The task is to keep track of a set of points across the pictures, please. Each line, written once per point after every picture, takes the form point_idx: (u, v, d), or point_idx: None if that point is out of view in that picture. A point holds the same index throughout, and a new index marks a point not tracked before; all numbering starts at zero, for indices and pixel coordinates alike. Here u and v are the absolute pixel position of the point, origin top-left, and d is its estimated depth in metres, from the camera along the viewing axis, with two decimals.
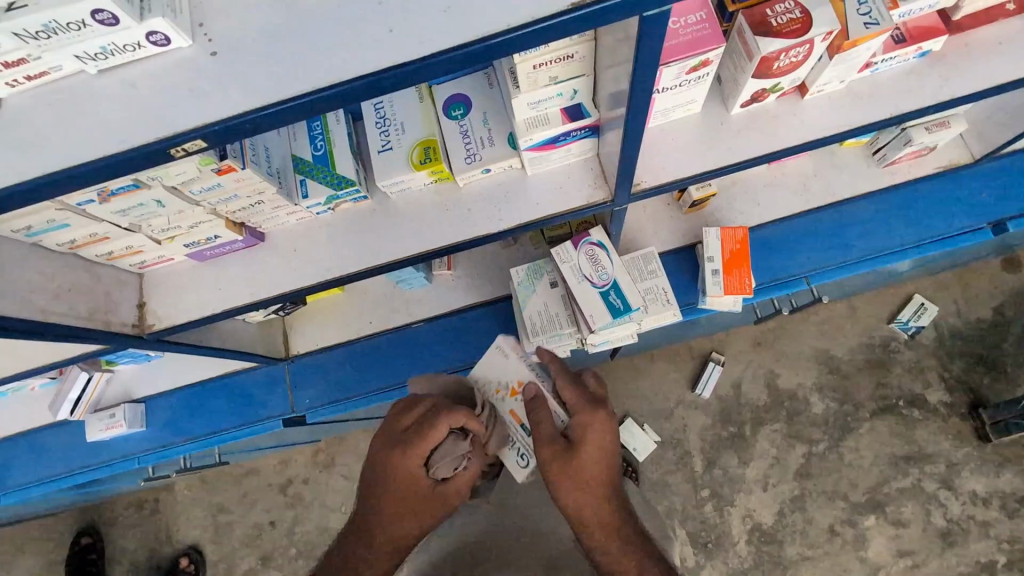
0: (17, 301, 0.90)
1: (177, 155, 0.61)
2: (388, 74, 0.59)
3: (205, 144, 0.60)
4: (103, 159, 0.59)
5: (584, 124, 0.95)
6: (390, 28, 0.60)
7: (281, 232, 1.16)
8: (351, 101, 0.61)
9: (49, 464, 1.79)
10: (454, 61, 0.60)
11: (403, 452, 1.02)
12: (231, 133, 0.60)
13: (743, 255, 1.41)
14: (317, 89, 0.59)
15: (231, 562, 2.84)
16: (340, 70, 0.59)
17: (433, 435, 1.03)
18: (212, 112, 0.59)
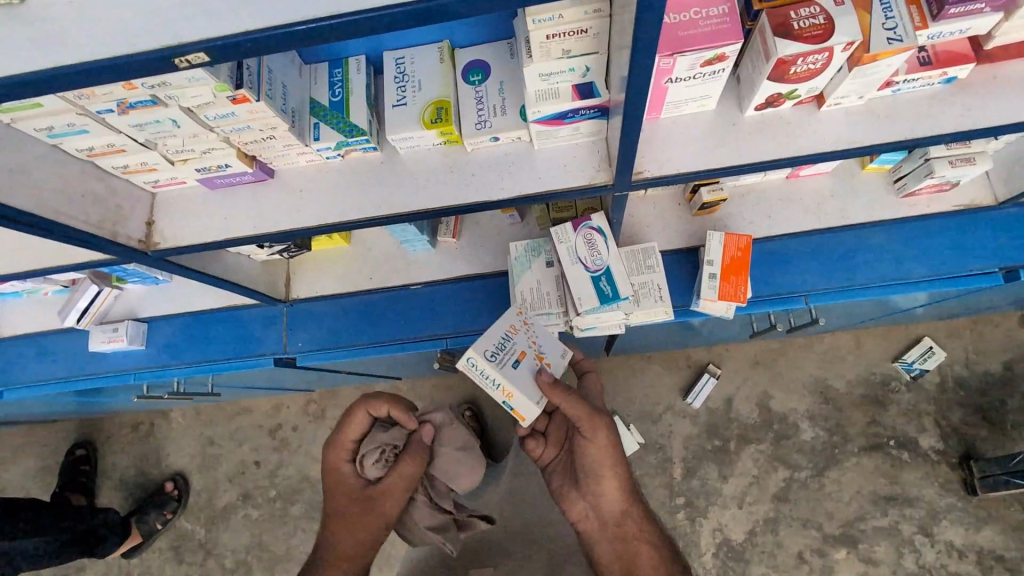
0: (32, 198, 0.95)
1: (181, 65, 0.65)
2: (390, 12, 0.61)
3: (208, 59, 0.63)
4: (111, 60, 0.63)
5: (592, 103, 0.95)
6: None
7: (291, 173, 1.20)
8: (355, 35, 0.63)
9: (53, 369, 1.88)
10: (457, 9, 0.61)
11: (334, 446, 1.20)
12: (234, 50, 0.63)
13: (743, 264, 1.41)
14: (321, 17, 0.61)
15: (212, 493, 2.94)
16: (343, 3, 0.61)
17: (357, 421, 1.18)
18: (213, 28, 0.62)
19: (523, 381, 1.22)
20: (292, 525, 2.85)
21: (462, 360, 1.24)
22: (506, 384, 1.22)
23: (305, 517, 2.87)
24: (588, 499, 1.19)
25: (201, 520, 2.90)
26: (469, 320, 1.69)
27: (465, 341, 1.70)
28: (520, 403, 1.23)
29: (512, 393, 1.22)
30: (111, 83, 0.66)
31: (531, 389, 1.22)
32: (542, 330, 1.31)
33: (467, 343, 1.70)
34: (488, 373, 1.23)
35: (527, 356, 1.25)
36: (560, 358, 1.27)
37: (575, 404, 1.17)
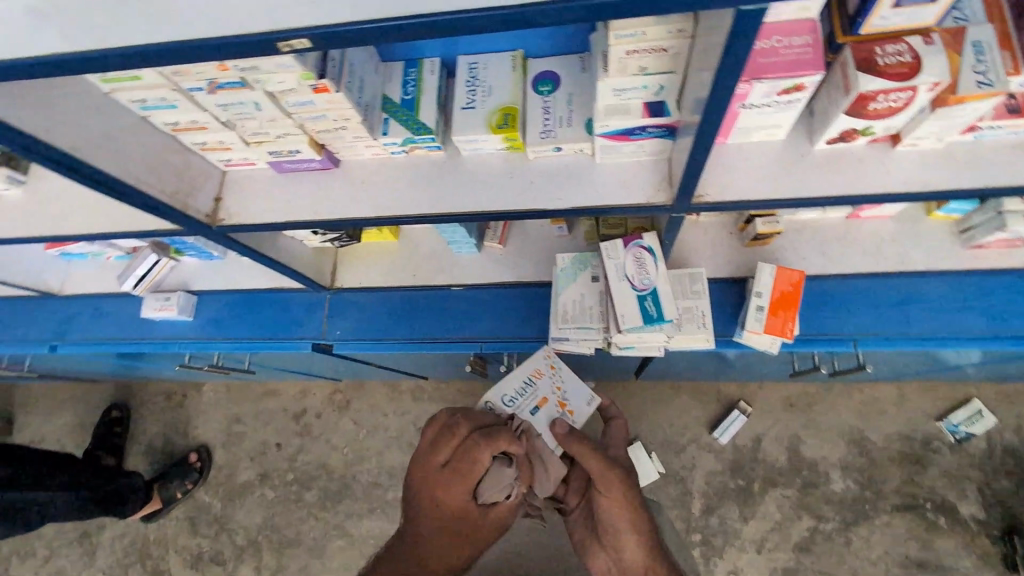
0: (117, 164, 1.01)
1: (282, 49, 0.68)
2: (485, 14, 0.62)
3: (309, 45, 0.66)
4: (217, 40, 0.67)
5: (662, 122, 0.95)
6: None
7: (355, 163, 1.23)
8: (447, 33, 0.65)
9: (105, 330, 1.96)
10: (551, 17, 0.62)
11: (453, 487, 1.08)
12: (333, 39, 0.66)
13: (793, 299, 1.37)
14: (419, 13, 0.63)
15: (232, 469, 3.00)
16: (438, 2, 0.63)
17: (484, 465, 1.11)
18: (315, 16, 0.64)
19: (537, 427, 1.39)
20: (305, 511, 2.89)
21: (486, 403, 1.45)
22: (520, 430, 1.39)
23: (318, 504, 2.90)
24: (609, 552, 1.20)
25: (219, 494, 2.97)
26: (506, 327, 1.70)
27: (499, 347, 1.71)
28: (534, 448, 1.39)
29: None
30: (215, 60, 0.70)
31: (542, 436, 1.38)
32: (568, 378, 1.44)
33: (502, 350, 1.71)
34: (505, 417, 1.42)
35: (546, 404, 1.41)
36: (580, 406, 1.40)
37: (588, 458, 1.22)
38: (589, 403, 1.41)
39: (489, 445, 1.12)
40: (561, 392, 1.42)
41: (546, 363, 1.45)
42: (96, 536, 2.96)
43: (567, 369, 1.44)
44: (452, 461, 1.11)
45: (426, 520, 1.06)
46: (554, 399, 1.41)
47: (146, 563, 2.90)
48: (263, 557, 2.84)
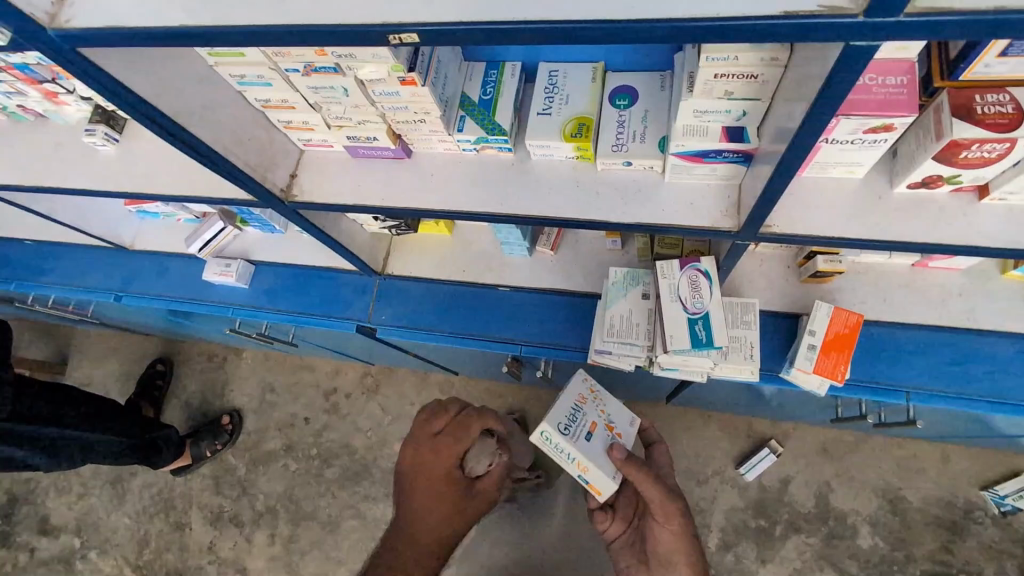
0: (211, 133, 1.08)
1: (391, 41, 0.70)
2: (591, 25, 0.63)
3: (418, 40, 0.68)
4: (329, 27, 0.69)
5: (739, 148, 0.95)
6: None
7: (426, 156, 1.27)
8: (550, 42, 0.66)
9: (165, 287, 2.06)
10: (656, 34, 0.62)
11: (440, 449, 1.18)
12: (439, 38, 0.68)
13: (848, 342, 1.33)
14: (526, 20, 0.64)
15: (260, 436, 3.11)
16: (543, 10, 0.64)
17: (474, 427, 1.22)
18: (427, 14, 0.67)
19: (596, 453, 1.39)
20: (324, 487, 2.96)
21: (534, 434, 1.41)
22: (578, 458, 1.38)
23: (337, 482, 2.97)
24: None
25: (245, 459, 3.07)
26: (547, 333, 1.71)
27: (538, 352, 1.72)
28: (594, 477, 1.38)
29: (585, 467, 1.38)
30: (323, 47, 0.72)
31: (602, 461, 1.38)
32: (607, 402, 1.50)
33: (540, 355, 1.72)
34: (560, 447, 1.39)
35: (597, 428, 1.43)
36: (627, 426, 1.46)
37: (656, 491, 1.29)
38: (629, 422, 1.48)
39: (479, 414, 1.22)
40: (605, 415, 1.47)
41: (586, 390, 1.50)
42: (128, 482, 3.10)
43: (607, 393, 1.51)
44: (440, 428, 1.21)
45: (415, 481, 1.14)
46: (603, 422, 1.44)
47: (169, 515, 3.02)
48: (279, 525, 2.93)
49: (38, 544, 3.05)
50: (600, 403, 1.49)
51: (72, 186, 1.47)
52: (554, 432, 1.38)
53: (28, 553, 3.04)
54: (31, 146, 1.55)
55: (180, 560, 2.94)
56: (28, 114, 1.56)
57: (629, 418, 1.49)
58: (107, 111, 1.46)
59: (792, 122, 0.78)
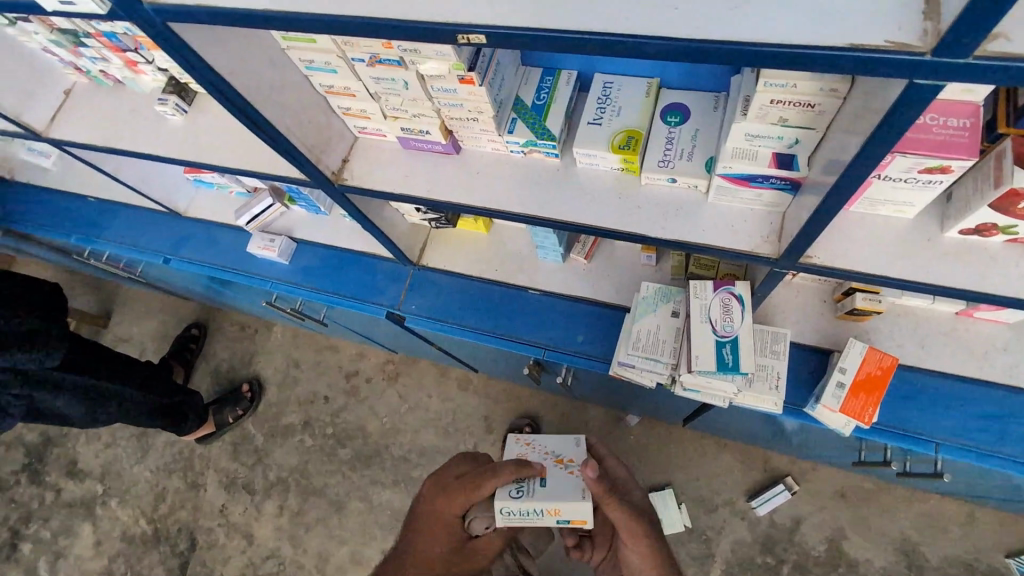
0: (275, 112, 1.13)
1: (459, 41, 0.72)
2: (653, 41, 0.64)
3: (485, 42, 0.70)
4: (401, 21, 0.72)
5: (787, 175, 0.95)
6: (677, 6, 0.64)
7: (474, 154, 1.30)
8: (612, 54, 0.67)
9: (211, 255, 2.15)
10: (718, 55, 0.62)
11: (451, 500, 1.30)
12: (506, 41, 0.70)
13: (878, 384, 1.30)
14: (591, 30, 0.65)
15: (281, 409, 3.20)
16: (606, 21, 0.65)
17: (482, 491, 1.26)
18: (497, 17, 0.69)
19: (558, 490, 1.28)
20: (336, 467, 3.03)
21: (497, 515, 1.27)
22: (547, 505, 1.25)
23: (349, 463, 3.04)
24: None
25: (264, 429, 3.17)
26: (571, 340, 1.72)
27: (560, 358, 1.73)
28: (570, 512, 1.26)
29: (557, 508, 1.26)
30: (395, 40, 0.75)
31: (568, 492, 1.28)
32: (544, 444, 1.43)
33: (562, 361, 1.73)
34: (525, 509, 1.25)
35: (549, 471, 1.33)
36: (573, 447, 1.38)
37: (620, 513, 1.30)
38: (576, 444, 1.40)
39: (490, 478, 1.26)
40: (550, 455, 1.39)
41: (519, 448, 1.44)
42: (152, 437, 3.23)
43: (540, 438, 1.45)
44: (456, 481, 1.32)
45: (423, 527, 1.32)
46: (550, 462, 1.36)
47: (187, 474, 3.13)
48: (288, 498, 3.01)
49: (64, 486, 3.20)
50: (541, 451, 1.41)
51: (140, 151, 1.56)
52: (505, 499, 1.25)
53: (54, 493, 3.20)
54: (107, 110, 1.65)
55: (192, 519, 3.04)
56: (108, 79, 1.67)
57: (574, 442, 1.41)
58: (180, 83, 1.55)
59: (843, 157, 0.78)
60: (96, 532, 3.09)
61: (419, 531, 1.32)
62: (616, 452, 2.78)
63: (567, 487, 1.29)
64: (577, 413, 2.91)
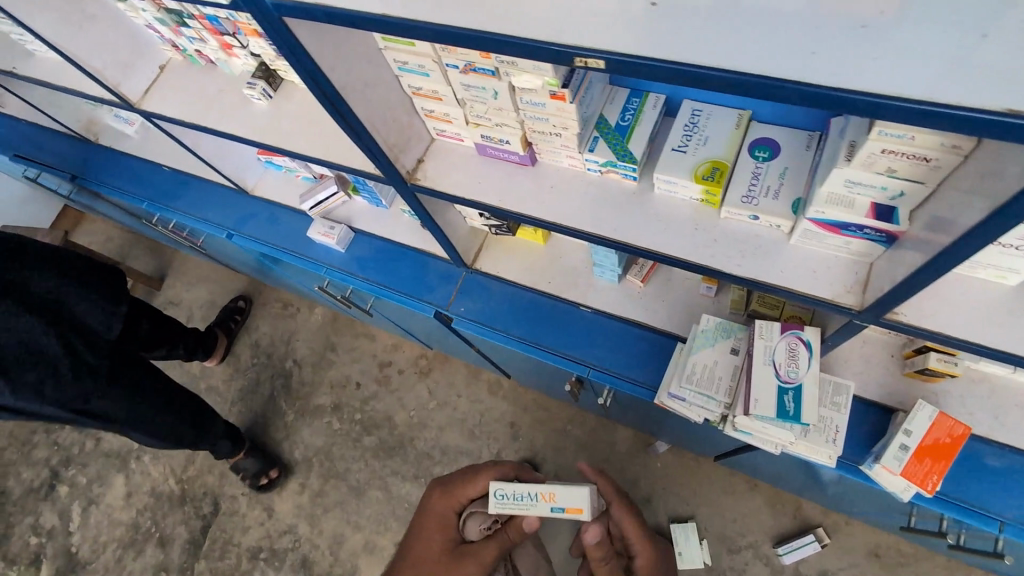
0: (364, 109, 1.15)
1: (576, 64, 0.72)
2: (786, 85, 0.62)
3: (602, 67, 0.69)
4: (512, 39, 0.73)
5: (885, 227, 0.91)
6: (814, 51, 0.61)
7: (549, 167, 1.30)
8: (739, 92, 0.65)
9: (272, 235, 2.21)
10: (855, 105, 0.60)
11: (449, 493, 1.45)
12: (627, 68, 0.69)
13: (949, 453, 1.22)
14: (721, 66, 0.64)
15: (314, 389, 3.27)
16: (739, 58, 0.63)
17: (478, 482, 1.43)
18: (622, 43, 0.68)
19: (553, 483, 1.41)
20: (359, 453, 3.07)
21: (493, 500, 1.38)
22: (541, 488, 1.38)
23: (372, 451, 3.08)
24: None
25: (295, 407, 3.24)
26: (618, 363, 1.69)
27: (605, 379, 1.71)
28: (566, 498, 1.36)
29: (552, 493, 1.37)
30: (512, 56, 0.75)
31: (562, 484, 1.40)
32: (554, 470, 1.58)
33: (606, 382, 1.71)
34: (519, 493, 1.38)
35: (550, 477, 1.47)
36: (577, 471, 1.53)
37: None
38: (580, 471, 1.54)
39: (487, 468, 1.44)
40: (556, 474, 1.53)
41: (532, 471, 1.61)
42: None
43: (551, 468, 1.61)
44: (455, 477, 1.48)
45: (422, 524, 1.43)
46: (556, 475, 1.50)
47: None
48: (311, 477, 3.07)
49: (104, 435, 3.34)
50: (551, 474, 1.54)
51: (224, 131, 1.62)
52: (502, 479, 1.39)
53: (93, 441, 3.34)
54: (198, 88, 1.72)
55: (218, 484, 3.14)
56: (201, 58, 1.74)
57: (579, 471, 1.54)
58: (269, 69, 1.60)
59: (958, 223, 0.75)
60: (128, 484, 3.21)
61: (418, 530, 1.42)
62: (642, 477, 2.74)
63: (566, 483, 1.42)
64: (606, 432, 2.86)
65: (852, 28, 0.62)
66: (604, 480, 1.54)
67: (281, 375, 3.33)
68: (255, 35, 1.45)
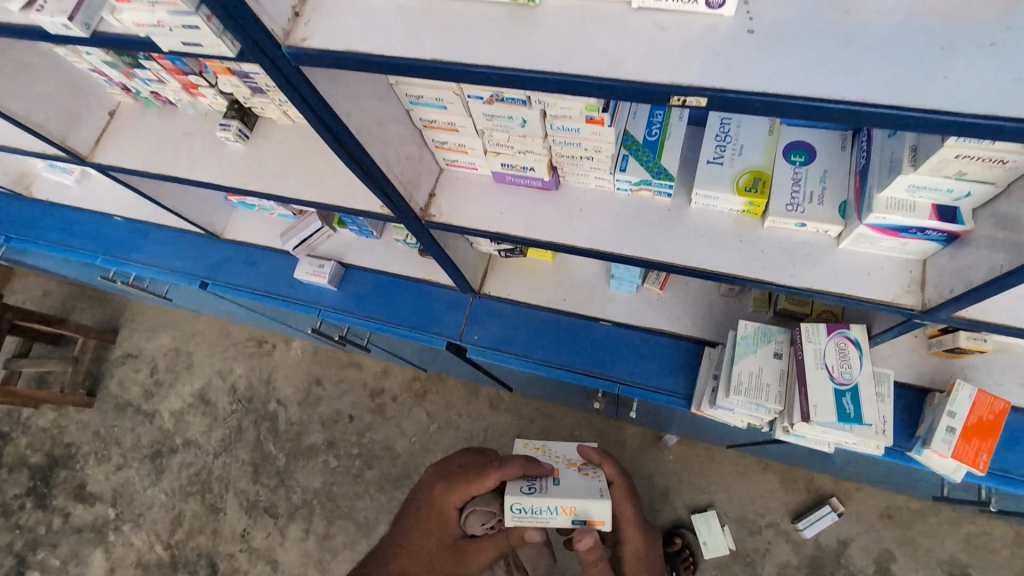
0: (379, 151, 1.05)
1: (671, 102, 0.67)
2: (921, 115, 0.59)
3: (704, 105, 0.65)
4: (577, 77, 0.68)
5: (949, 229, 0.91)
6: (946, 75, 0.59)
7: (575, 189, 1.23)
8: (863, 124, 0.61)
9: (253, 279, 2.04)
10: (1004, 132, 0.57)
11: (453, 488, 1.26)
12: (733, 104, 0.64)
13: (991, 428, 1.26)
14: (846, 99, 0.60)
15: (302, 430, 3.04)
16: (867, 89, 0.60)
17: (487, 482, 1.21)
18: (727, 79, 0.63)
19: (573, 489, 1.19)
20: (363, 489, 2.90)
21: (509, 513, 1.16)
22: (562, 501, 1.15)
23: (376, 485, 2.92)
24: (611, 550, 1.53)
25: (286, 449, 3.01)
26: (645, 374, 1.65)
27: (635, 393, 1.66)
28: (588, 510, 1.15)
29: (574, 507, 1.15)
30: (588, 96, 0.70)
31: (584, 492, 1.18)
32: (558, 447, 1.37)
33: (636, 396, 1.66)
34: (537, 506, 1.15)
35: (561, 471, 1.25)
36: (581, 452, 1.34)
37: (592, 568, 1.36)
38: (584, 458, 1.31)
39: (496, 467, 1.22)
40: (564, 461, 1.31)
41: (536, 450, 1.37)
42: (167, 458, 3.07)
43: (555, 444, 1.37)
44: (461, 471, 1.28)
45: (421, 512, 1.28)
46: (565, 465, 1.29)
47: (205, 496, 2.97)
48: (314, 522, 2.87)
49: (72, 510, 3.02)
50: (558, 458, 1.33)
51: (198, 181, 1.47)
52: (514, 495, 1.15)
53: (62, 518, 3.01)
54: (159, 134, 1.55)
55: (212, 544, 2.89)
56: (158, 100, 1.57)
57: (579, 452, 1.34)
58: (242, 107, 1.44)
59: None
60: (109, 558, 2.92)
61: (416, 515, 1.28)
62: (656, 473, 2.67)
63: (582, 486, 1.20)
64: (615, 433, 2.78)
65: (980, 50, 0.59)
66: (610, 465, 1.33)
67: (266, 419, 3.08)
68: (227, 72, 1.29)
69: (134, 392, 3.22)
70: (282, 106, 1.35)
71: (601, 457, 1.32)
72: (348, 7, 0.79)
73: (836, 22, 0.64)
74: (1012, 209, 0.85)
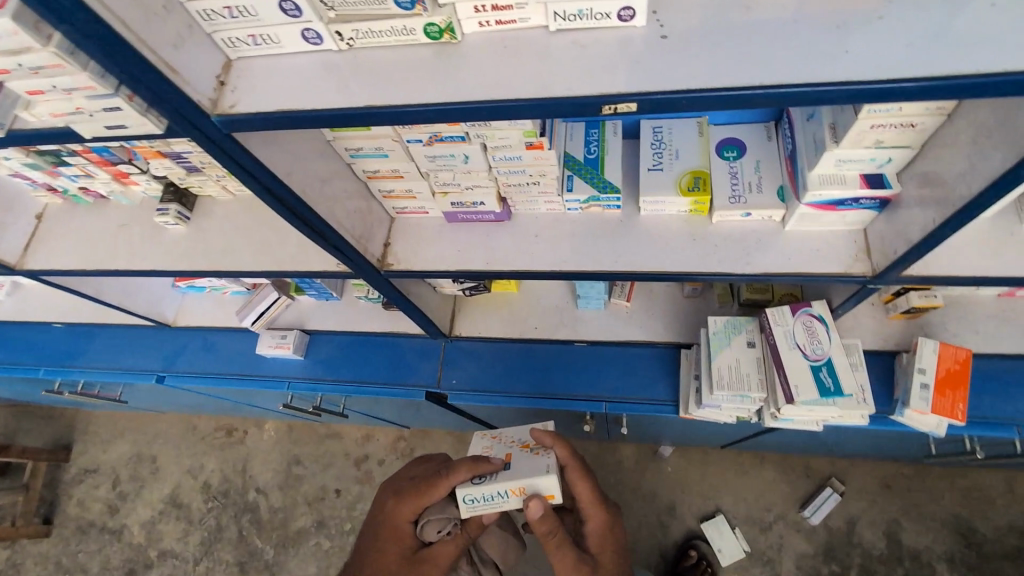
0: (324, 207, 1.03)
1: (604, 112, 0.69)
2: (833, 88, 0.62)
3: (635, 109, 0.67)
4: (506, 102, 0.69)
5: (880, 194, 0.97)
6: (847, 50, 0.63)
7: (527, 216, 1.25)
8: (784, 105, 0.64)
9: (213, 363, 1.95)
10: (907, 92, 0.61)
11: (403, 500, 1.14)
12: (661, 105, 0.66)
13: (960, 378, 1.31)
14: (762, 84, 0.63)
15: (288, 515, 2.85)
16: (778, 73, 0.64)
17: (438, 491, 1.11)
18: (650, 85, 0.66)
19: (524, 469, 1.13)
20: None
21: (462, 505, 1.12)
22: (509, 483, 1.09)
23: None
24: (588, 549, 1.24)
25: (272, 540, 2.81)
26: (629, 388, 1.64)
27: (623, 408, 1.65)
28: (539, 490, 1.10)
29: (523, 486, 1.10)
30: (524, 120, 0.71)
31: (532, 469, 1.12)
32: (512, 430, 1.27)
33: (624, 411, 1.65)
34: (487, 494, 1.10)
35: (512, 456, 1.18)
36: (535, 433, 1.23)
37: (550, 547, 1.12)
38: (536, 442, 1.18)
39: (441, 479, 1.10)
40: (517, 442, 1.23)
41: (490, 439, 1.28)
42: None
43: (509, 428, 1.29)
44: (410, 482, 1.17)
45: (374, 531, 1.17)
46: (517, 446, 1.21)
47: None
48: None
49: None
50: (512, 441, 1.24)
51: (140, 269, 1.40)
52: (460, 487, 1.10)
53: None
54: (94, 229, 1.49)
55: None
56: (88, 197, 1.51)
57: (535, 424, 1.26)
58: (179, 189, 1.41)
59: (978, 181, 0.80)
60: None
61: (369, 537, 1.16)
62: (658, 487, 2.63)
63: (532, 462, 1.14)
64: (610, 454, 2.73)
65: (870, 25, 0.64)
66: (563, 449, 1.15)
67: (246, 511, 2.88)
68: (158, 156, 1.26)
69: (96, 510, 2.97)
70: (221, 181, 1.33)
71: (554, 440, 1.15)
72: (274, 71, 0.80)
73: (737, 19, 0.68)
74: (930, 168, 0.91)
